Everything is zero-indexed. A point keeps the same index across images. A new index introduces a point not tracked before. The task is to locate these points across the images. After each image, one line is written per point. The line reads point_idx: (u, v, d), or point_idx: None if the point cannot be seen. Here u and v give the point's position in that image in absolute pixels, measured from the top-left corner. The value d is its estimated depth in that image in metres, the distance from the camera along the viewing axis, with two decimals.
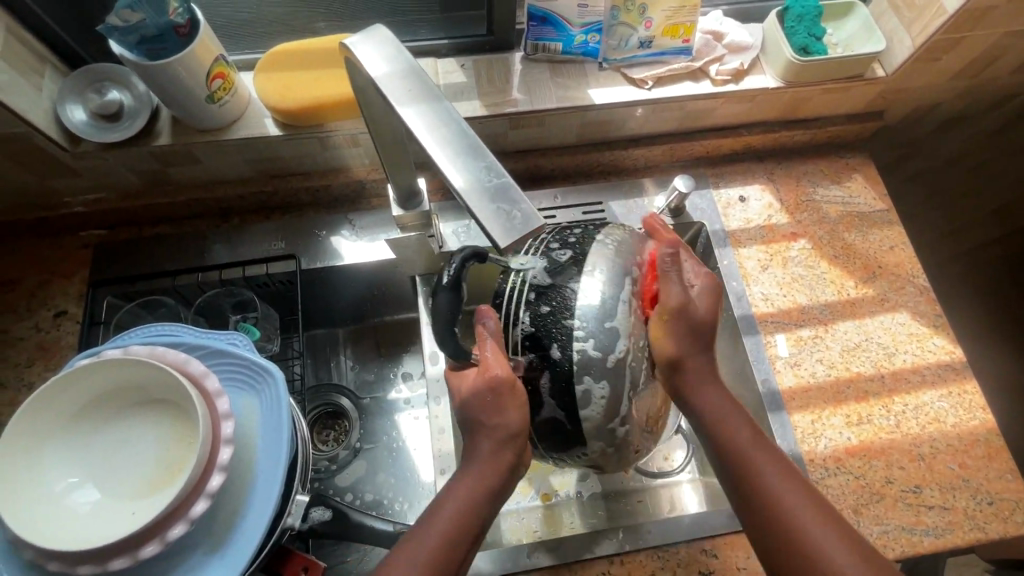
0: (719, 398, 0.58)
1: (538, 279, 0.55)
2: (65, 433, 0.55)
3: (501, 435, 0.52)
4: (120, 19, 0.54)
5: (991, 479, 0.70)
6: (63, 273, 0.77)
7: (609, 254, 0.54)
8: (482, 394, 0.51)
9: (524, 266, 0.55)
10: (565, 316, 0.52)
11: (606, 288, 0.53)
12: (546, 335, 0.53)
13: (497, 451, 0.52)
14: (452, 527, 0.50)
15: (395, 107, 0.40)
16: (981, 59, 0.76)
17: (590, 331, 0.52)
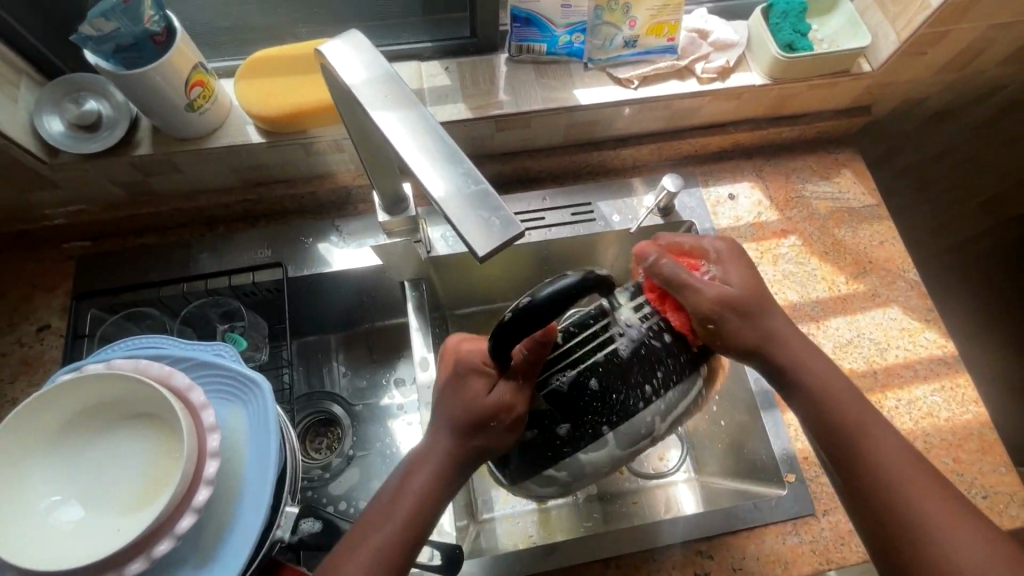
0: (858, 408, 0.56)
1: (620, 355, 0.55)
2: (49, 449, 0.54)
3: (478, 446, 0.53)
4: (94, 28, 0.53)
5: (985, 473, 0.70)
6: (46, 286, 0.76)
7: (688, 392, 0.57)
8: (500, 401, 0.53)
9: (621, 336, 0.56)
10: (609, 416, 0.55)
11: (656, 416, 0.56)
12: (577, 408, 0.55)
13: (457, 452, 0.53)
14: (406, 522, 0.51)
15: (373, 114, 0.40)
16: (966, 52, 0.76)
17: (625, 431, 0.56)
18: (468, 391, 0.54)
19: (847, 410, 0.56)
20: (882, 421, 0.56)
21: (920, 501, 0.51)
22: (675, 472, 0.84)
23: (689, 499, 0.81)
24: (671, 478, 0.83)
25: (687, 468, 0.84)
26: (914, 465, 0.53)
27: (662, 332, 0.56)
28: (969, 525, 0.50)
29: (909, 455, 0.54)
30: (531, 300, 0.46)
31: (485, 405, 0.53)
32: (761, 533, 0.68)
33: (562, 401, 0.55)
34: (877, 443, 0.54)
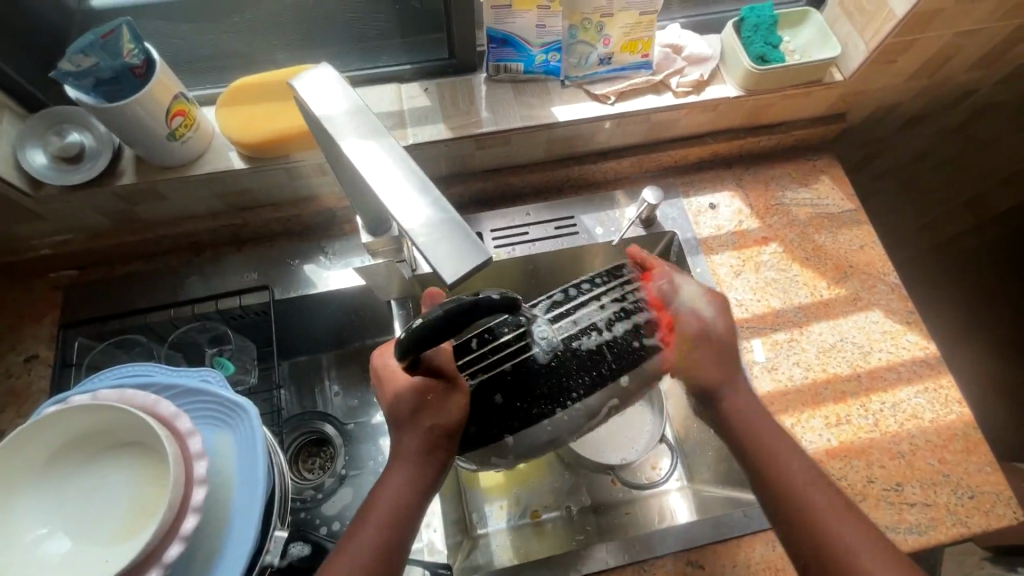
0: (785, 443, 0.60)
1: (541, 352, 0.58)
2: (37, 482, 0.54)
3: (431, 436, 0.55)
4: (72, 64, 0.54)
5: (971, 473, 0.71)
6: (34, 316, 0.76)
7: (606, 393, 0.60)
8: (420, 393, 0.56)
9: (540, 335, 0.59)
10: (524, 417, 0.57)
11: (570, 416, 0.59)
12: (490, 408, 0.57)
13: (417, 447, 0.55)
14: (389, 517, 0.53)
15: (344, 145, 0.41)
16: (935, 59, 0.78)
17: (555, 421, 0.58)
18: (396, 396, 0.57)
19: (772, 446, 0.60)
20: (800, 452, 0.60)
21: (829, 516, 0.55)
22: (668, 480, 0.84)
23: (682, 507, 0.82)
24: (665, 487, 0.84)
25: (679, 475, 0.85)
26: (826, 488, 0.57)
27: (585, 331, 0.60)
28: (867, 533, 0.54)
29: (817, 479, 0.58)
30: (427, 319, 0.44)
31: (408, 400, 0.56)
32: (752, 541, 0.69)
33: (480, 403, 0.57)
34: (793, 474, 0.58)
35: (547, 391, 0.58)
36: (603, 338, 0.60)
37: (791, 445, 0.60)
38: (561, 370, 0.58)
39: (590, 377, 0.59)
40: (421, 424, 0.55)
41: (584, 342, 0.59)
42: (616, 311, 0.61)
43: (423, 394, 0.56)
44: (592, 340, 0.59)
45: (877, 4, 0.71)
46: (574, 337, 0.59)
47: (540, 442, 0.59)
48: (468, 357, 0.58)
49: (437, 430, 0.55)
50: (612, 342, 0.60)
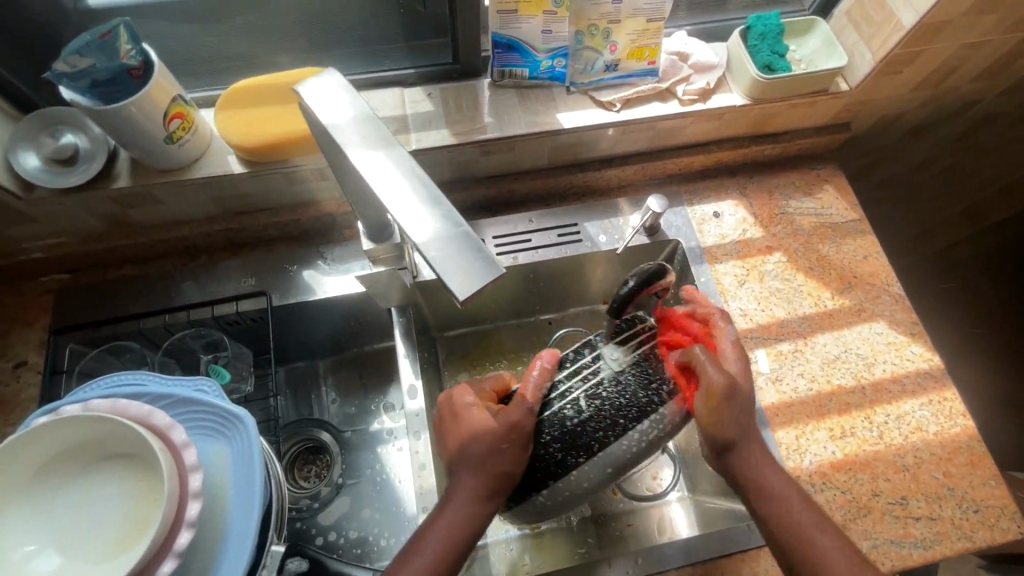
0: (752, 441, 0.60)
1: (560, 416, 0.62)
2: (24, 496, 0.52)
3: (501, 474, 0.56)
4: (67, 65, 0.53)
5: (975, 487, 0.70)
6: (23, 321, 0.74)
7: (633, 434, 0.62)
8: (503, 436, 0.57)
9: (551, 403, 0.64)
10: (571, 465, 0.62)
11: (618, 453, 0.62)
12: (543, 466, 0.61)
13: (476, 485, 0.56)
14: (448, 539, 0.54)
15: (351, 155, 0.40)
16: (941, 70, 0.78)
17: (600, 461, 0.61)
18: (472, 433, 0.58)
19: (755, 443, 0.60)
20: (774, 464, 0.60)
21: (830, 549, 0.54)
22: (669, 491, 0.83)
23: (683, 518, 0.81)
24: (665, 498, 0.83)
25: (680, 486, 0.84)
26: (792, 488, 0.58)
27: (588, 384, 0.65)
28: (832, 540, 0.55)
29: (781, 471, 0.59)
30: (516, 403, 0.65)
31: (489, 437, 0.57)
32: (756, 554, 0.68)
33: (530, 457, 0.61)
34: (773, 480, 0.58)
35: (573, 450, 0.61)
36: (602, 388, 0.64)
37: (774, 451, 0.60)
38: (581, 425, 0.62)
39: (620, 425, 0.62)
40: (481, 463, 0.57)
41: (598, 399, 0.64)
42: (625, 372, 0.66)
43: (500, 441, 0.57)
44: (605, 396, 0.64)
45: (885, 15, 0.70)
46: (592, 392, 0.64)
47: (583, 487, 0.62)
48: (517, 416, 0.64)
49: (502, 475, 0.57)
50: (620, 395, 0.64)
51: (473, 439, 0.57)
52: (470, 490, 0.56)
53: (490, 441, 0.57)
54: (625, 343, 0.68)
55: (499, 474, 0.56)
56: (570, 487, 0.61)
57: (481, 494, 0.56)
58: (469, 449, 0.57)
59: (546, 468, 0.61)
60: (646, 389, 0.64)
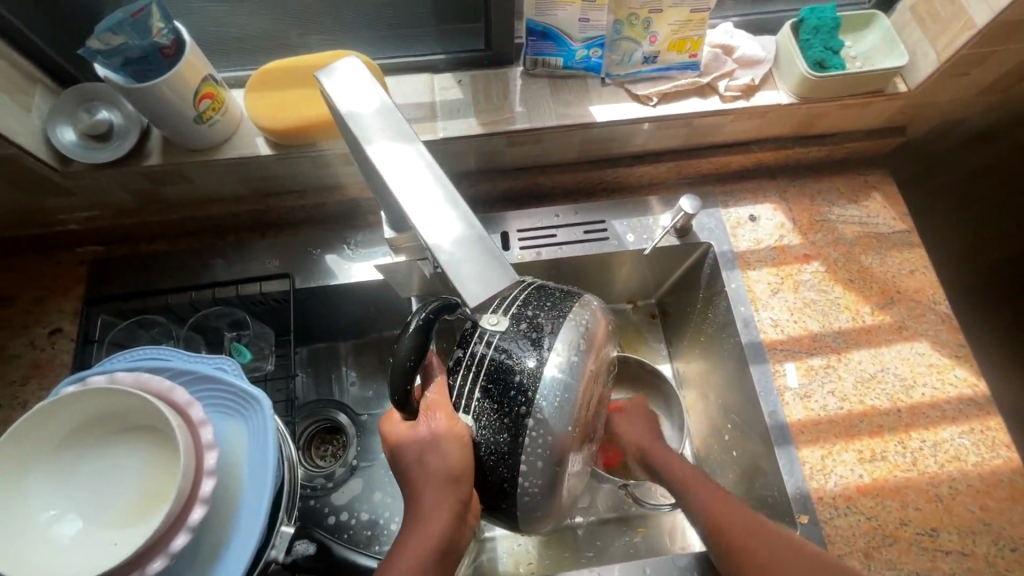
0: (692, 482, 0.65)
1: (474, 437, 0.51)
2: (51, 461, 0.54)
3: (446, 475, 0.51)
4: (101, 43, 0.53)
5: (1015, 524, 0.66)
6: (58, 290, 0.77)
7: (540, 412, 0.49)
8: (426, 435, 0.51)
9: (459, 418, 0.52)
10: (513, 470, 0.50)
11: (545, 433, 0.49)
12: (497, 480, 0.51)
13: (434, 487, 0.51)
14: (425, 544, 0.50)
15: (369, 146, 0.38)
16: (1013, 72, 0.72)
17: (539, 457, 0.50)
18: (398, 444, 0.54)
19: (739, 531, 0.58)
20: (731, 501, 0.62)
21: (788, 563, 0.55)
22: None
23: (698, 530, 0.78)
24: None
25: None
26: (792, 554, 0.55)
27: (469, 396, 0.52)
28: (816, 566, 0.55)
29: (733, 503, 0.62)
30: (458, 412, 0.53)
31: (414, 442, 0.52)
32: None
33: (483, 467, 0.51)
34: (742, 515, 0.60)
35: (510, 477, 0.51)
36: (479, 391, 0.51)
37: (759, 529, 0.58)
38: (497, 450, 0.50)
39: (519, 414, 0.49)
40: (428, 465, 0.51)
41: (493, 405, 0.51)
42: (502, 357, 0.51)
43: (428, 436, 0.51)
44: (494, 402, 0.51)
45: (954, 10, 0.65)
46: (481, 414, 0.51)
47: (541, 493, 0.51)
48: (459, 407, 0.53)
49: (445, 471, 0.51)
50: (499, 386, 0.51)
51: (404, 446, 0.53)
52: (430, 492, 0.51)
53: (417, 442, 0.52)
54: (472, 343, 0.53)
55: (445, 474, 0.51)
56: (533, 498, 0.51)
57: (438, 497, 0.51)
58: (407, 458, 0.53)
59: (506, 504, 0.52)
60: (514, 375, 0.50)
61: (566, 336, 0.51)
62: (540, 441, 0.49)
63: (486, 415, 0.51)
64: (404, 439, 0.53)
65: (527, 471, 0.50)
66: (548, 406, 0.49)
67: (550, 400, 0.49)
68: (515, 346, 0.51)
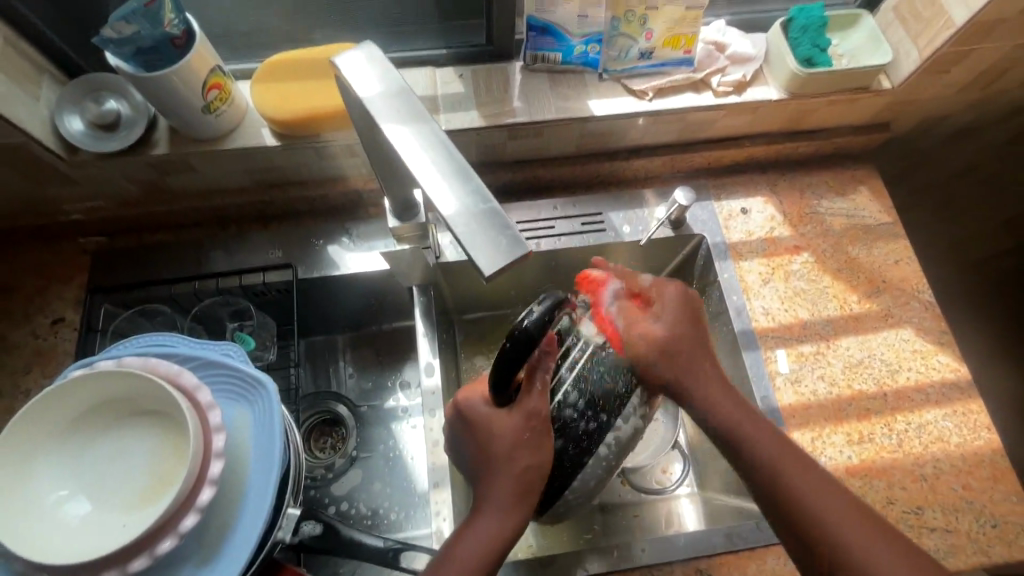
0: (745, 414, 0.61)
1: (567, 430, 0.61)
2: (59, 445, 0.55)
3: (533, 474, 0.58)
4: (114, 32, 0.54)
5: (996, 502, 0.69)
6: (60, 280, 0.77)
7: (624, 421, 0.63)
8: (523, 430, 0.58)
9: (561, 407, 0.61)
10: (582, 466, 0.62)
11: (617, 440, 0.63)
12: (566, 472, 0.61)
13: (514, 482, 0.57)
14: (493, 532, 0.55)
15: (383, 128, 0.40)
16: (990, 72, 0.75)
17: (604, 458, 0.63)
18: (489, 433, 0.59)
19: (792, 467, 0.57)
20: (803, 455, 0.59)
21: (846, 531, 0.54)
22: (679, 485, 0.83)
23: (692, 515, 0.80)
24: (675, 492, 0.83)
25: (690, 481, 0.84)
26: (832, 489, 0.56)
27: (576, 394, 0.62)
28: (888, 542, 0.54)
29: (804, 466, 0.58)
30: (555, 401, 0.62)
31: (506, 437, 0.58)
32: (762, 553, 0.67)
33: (562, 456, 0.61)
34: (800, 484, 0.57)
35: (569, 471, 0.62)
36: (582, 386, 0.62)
37: (805, 463, 0.58)
38: (572, 447, 0.61)
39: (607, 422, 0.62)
40: (515, 462, 0.58)
41: (588, 407, 0.62)
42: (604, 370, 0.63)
43: (522, 432, 0.58)
44: (591, 405, 0.62)
45: (935, 10, 0.68)
46: (569, 411, 0.61)
47: (587, 488, 0.64)
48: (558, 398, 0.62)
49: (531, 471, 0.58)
50: (590, 394, 0.62)
51: (491, 443, 0.58)
52: (507, 485, 0.57)
53: (512, 438, 0.58)
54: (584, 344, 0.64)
55: (527, 471, 0.58)
56: (583, 489, 0.64)
57: (515, 494, 0.57)
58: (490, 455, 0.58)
59: (558, 492, 0.62)
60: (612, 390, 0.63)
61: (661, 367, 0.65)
62: (611, 447, 0.63)
63: (584, 414, 0.61)
64: (502, 430, 0.58)
65: (587, 473, 0.62)
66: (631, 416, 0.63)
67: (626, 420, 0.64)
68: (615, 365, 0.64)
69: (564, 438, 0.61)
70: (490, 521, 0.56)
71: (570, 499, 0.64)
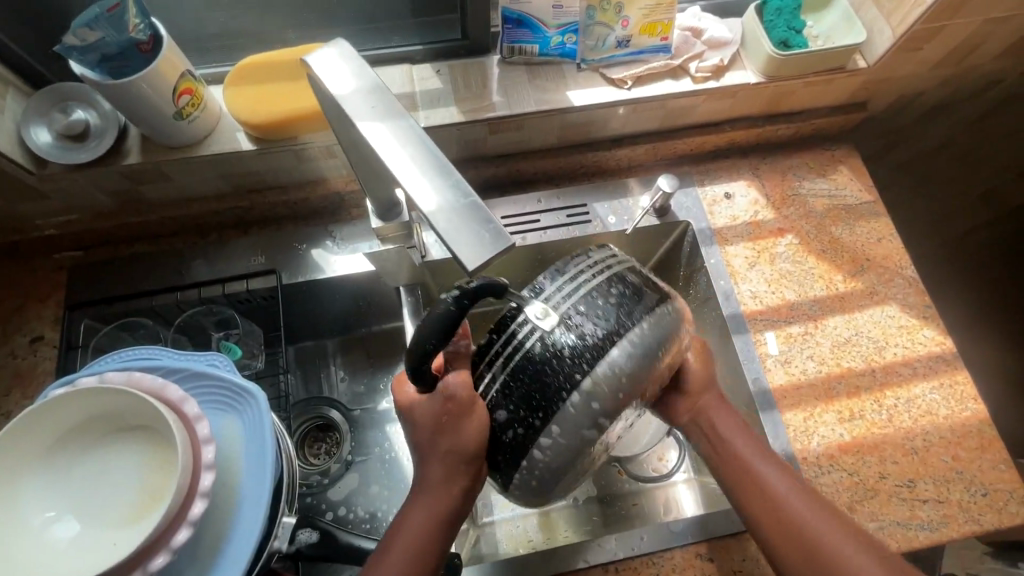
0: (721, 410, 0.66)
1: (499, 410, 0.51)
2: (43, 466, 0.53)
3: (452, 460, 0.54)
4: (77, 39, 0.53)
5: (985, 470, 0.70)
6: (37, 298, 0.75)
7: (594, 389, 0.49)
8: (438, 415, 0.53)
9: (491, 387, 0.52)
10: (528, 450, 0.50)
11: (579, 411, 0.49)
12: (506, 456, 0.52)
13: (440, 466, 0.54)
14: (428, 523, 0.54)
15: (360, 125, 0.39)
16: (962, 47, 0.76)
17: (557, 445, 0.49)
18: (415, 422, 0.56)
19: (742, 453, 0.62)
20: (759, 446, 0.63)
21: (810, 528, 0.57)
22: (674, 473, 0.83)
23: (689, 499, 0.81)
24: (671, 479, 0.83)
25: (687, 467, 0.84)
26: (789, 477, 0.60)
27: (513, 373, 0.51)
28: (836, 522, 0.57)
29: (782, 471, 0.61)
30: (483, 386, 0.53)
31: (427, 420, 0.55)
32: None
33: (497, 441, 0.52)
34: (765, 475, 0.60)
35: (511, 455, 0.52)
36: (521, 359, 0.51)
37: (764, 451, 0.63)
38: (507, 432, 0.51)
39: (556, 399, 0.49)
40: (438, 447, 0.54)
41: (527, 384, 0.50)
42: (556, 337, 0.50)
43: (440, 416, 0.53)
44: (535, 380, 0.50)
45: None
46: (501, 407, 0.51)
47: (547, 477, 0.51)
48: (488, 383, 0.53)
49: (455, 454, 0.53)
50: (532, 387, 0.50)
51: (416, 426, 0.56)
52: (435, 470, 0.55)
53: (433, 419, 0.54)
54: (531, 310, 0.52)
55: (450, 454, 0.53)
56: (530, 488, 0.52)
57: (444, 481, 0.54)
58: (419, 440, 0.56)
59: (507, 481, 0.53)
60: (574, 356, 0.49)
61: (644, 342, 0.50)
62: (567, 428, 0.49)
63: (521, 391, 0.51)
64: (418, 418, 0.55)
65: (535, 459, 0.50)
66: (598, 381, 0.49)
67: (592, 397, 0.49)
68: (580, 327, 0.50)
69: (499, 423, 0.51)
70: (422, 509, 0.55)
71: (527, 489, 0.52)
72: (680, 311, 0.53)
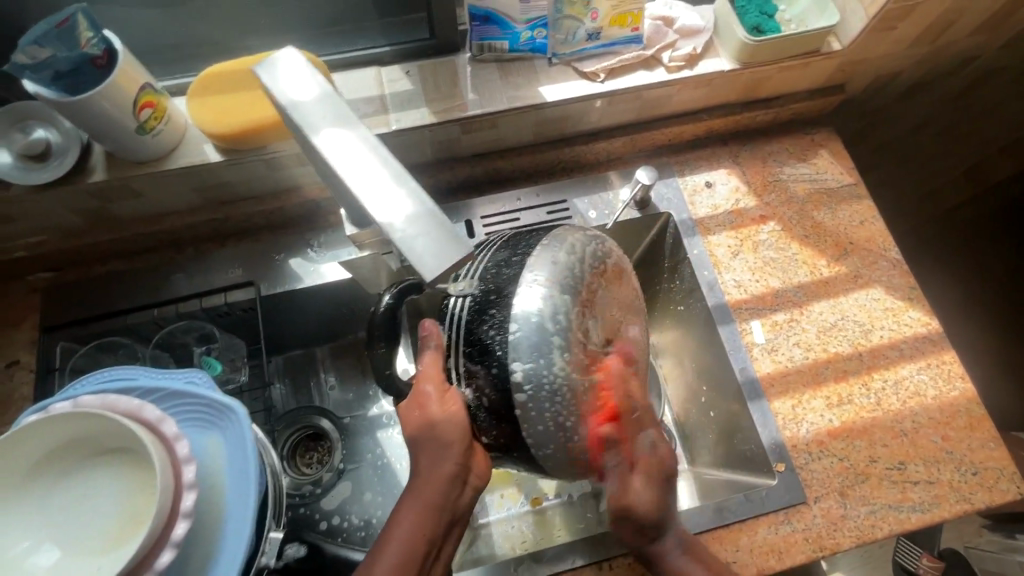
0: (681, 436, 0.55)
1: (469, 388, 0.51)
2: (18, 496, 0.52)
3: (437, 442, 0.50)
4: (27, 56, 0.51)
5: (974, 450, 0.70)
6: (11, 322, 0.74)
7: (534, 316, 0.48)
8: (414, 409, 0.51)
9: (456, 372, 0.52)
10: (508, 399, 0.48)
11: (535, 339, 0.48)
12: (502, 419, 0.49)
13: (426, 453, 0.50)
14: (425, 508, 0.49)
15: (314, 136, 0.38)
16: (937, 25, 0.75)
17: (531, 379, 0.47)
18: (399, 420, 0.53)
19: None
20: None
21: None
22: None
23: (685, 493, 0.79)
24: None
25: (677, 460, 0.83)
26: None
27: (466, 347, 0.51)
28: None
29: None
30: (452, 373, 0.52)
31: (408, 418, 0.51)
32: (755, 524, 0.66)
33: (483, 411, 0.50)
34: None
35: (505, 416, 0.49)
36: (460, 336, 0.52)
37: None
38: (484, 397, 0.50)
39: (501, 345, 0.49)
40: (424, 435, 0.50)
41: (476, 346, 0.50)
42: (478, 295, 0.52)
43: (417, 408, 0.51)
44: (480, 340, 0.50)
45: None
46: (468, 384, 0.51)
47: (546, 420, 0.48)
48: (456, 371, 0.52)
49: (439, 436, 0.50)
50: (474, 347, 0.50)
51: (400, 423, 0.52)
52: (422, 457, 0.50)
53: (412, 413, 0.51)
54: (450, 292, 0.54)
55: (433, 437, 0.50)
56: (546, 444, 0.48)
57: (438, 467, 0.50)
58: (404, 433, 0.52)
59: (518, 445, 0.49)
60: (496, 305, 0.50)
61: (550, 259, 0.51)
62: (530, 363, 0.48)
63: (477, 357, 0.50)
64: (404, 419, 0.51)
65: (525, 407, 0.48)
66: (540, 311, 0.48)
67: (532, 326, 0.48)
68: (498, 280, 0.51)
69: (476, 394, 0.50)
70: (413, 507, 0.49)
71: (540, 447, 0.48)
72: (585, 228, 0.55)
